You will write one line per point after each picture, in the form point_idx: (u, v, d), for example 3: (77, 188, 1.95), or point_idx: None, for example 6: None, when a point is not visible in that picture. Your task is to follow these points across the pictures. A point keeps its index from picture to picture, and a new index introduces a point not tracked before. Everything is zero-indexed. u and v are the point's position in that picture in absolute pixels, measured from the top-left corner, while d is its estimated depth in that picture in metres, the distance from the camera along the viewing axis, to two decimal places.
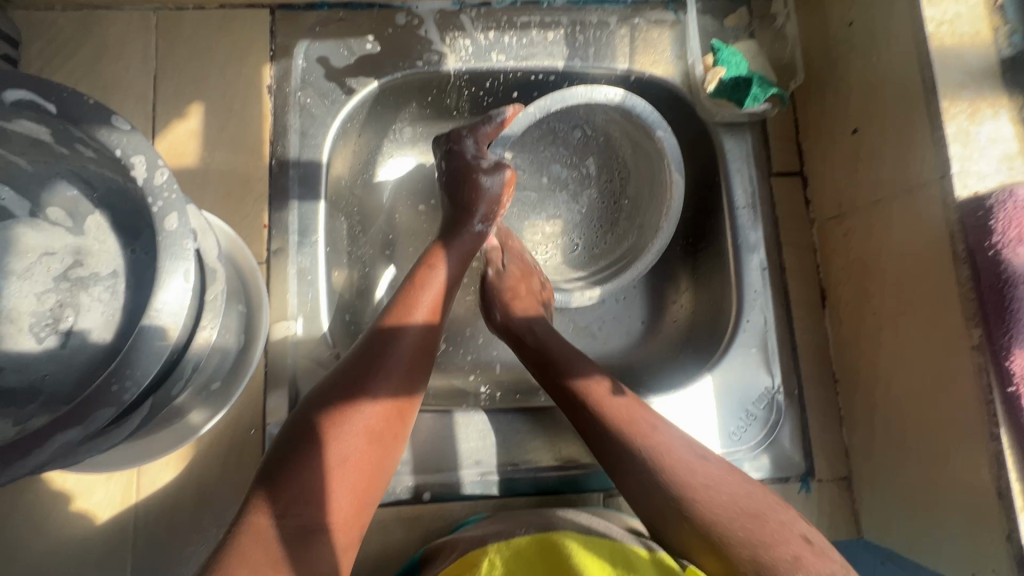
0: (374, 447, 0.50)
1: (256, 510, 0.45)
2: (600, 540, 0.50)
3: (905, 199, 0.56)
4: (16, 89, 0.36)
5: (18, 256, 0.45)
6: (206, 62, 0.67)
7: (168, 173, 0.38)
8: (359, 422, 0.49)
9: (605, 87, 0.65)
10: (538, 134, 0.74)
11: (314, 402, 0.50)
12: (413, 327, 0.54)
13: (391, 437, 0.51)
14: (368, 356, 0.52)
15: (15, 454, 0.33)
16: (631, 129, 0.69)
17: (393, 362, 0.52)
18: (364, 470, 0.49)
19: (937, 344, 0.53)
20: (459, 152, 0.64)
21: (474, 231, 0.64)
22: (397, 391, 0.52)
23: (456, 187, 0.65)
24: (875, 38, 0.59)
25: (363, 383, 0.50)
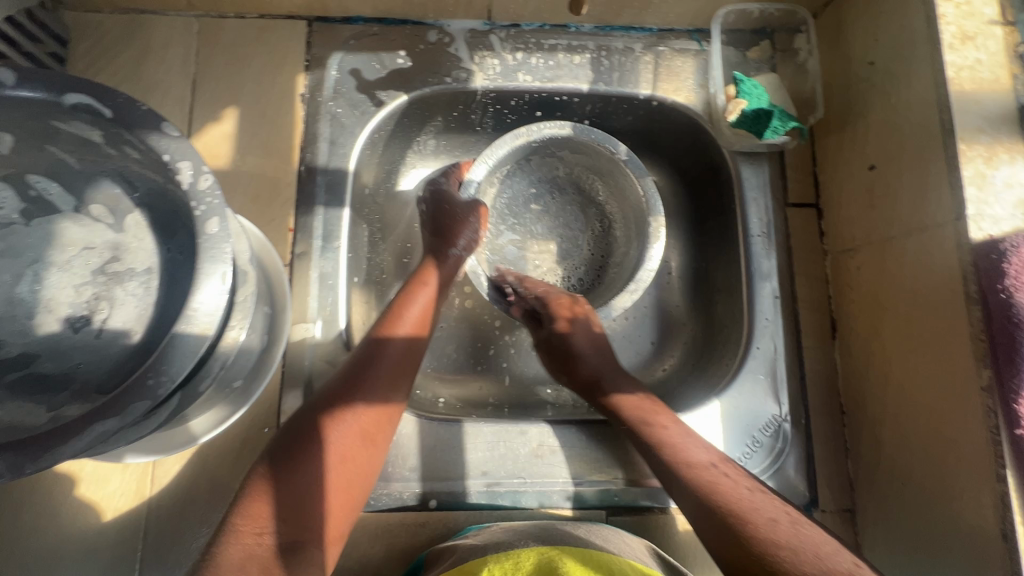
0: (358, 455, 0.52)
1: (236, 528, 0.45)
2: (595, 557, 0.49)
3: (919, 238, 0.57)
4: (75, 93, 0.38)
5: (59, 249, 0.47)
6: (244, 68, 0.70)
7: (212, 179, 0.39)
8: (341, 440, 0.51)
9: (545, 124, 0.69)
10: (519, 188, 0.78)
11: (296, 425, 0.51)
12: (390, 352, 0.56)
13: (375, 444, 0.53)
14: (355, 368, 0.55)
15: (54, 441, 0.34)
16: (600, 164, 0.74)
17: (378, 374, 0.54)
18: (348, 474, 0.51)
19: (945, 382, 0.54)
20: (436, 190, 0.69)
21: (452, 255, 0.66)
22: (377, 410, 0.54)
23: (434, 219, 0.68)
24: (896, 79, 0.60)
25: (350, 393, 0.53)
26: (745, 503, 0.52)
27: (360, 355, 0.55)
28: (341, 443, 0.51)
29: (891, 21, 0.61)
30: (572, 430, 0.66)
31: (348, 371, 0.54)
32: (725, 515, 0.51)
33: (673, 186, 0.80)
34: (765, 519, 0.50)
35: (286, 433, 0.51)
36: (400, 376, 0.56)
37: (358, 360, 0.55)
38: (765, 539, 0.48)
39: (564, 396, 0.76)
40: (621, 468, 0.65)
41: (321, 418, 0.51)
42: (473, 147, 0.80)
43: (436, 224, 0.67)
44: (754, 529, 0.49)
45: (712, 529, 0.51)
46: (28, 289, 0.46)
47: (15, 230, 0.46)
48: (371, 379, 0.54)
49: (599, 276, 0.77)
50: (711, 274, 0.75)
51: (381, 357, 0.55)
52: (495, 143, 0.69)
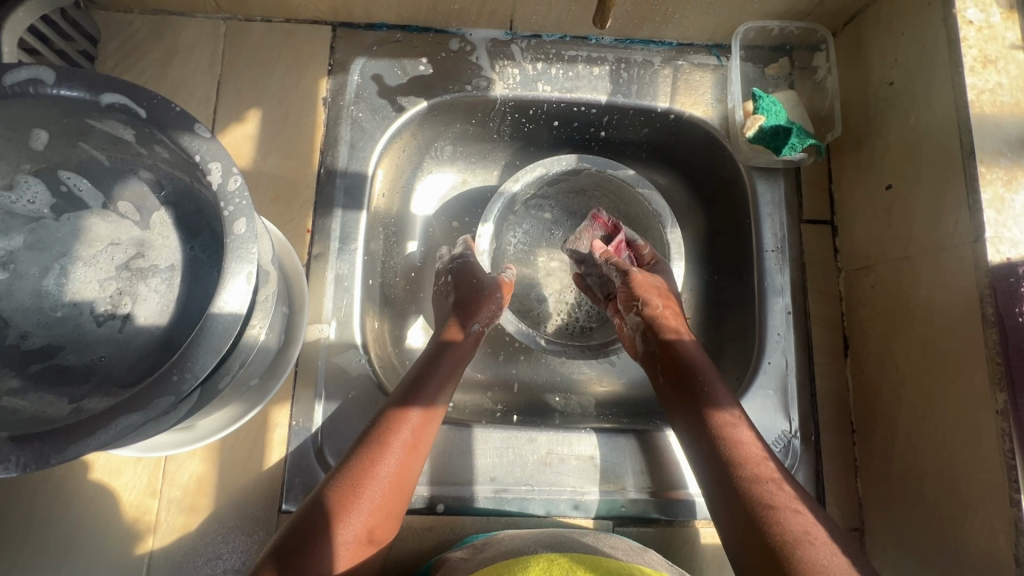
0: (381, 519, 0.51)
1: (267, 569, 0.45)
2: (604, 565, 0.49)
3: (935, 259, 0.57)
4: (112, 93, 0.39)
5: (87, 244, 0.48)
6: (268, 71, 0.71)
7: (241, 180, 0.40)
8: (381, 474, 0.52)
9: (554, 159, 0.73)
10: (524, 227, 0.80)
11: (343, 467, 0.53)
12: (434, 384, 0.59)
13: (396, 510, 0.53)
14: (379, 434, 0.54)
15: (81, 433, 0.34)
16: (590, 181, 0.77)
17: (401, 439, 0.54)
18: (365, 538, 0.50)
19: (961, 405, 0.54)
20: (465, 262, 0.69)
21: (474, 330, 0.65)
22: (418, 444, 0.55)
23: (458, 290, 0.67)
24: (915, 99, 0.60)
25: (372, 462, 0.52)
26: (793, 507, 0.49)
27: (411, 379, 0.59)
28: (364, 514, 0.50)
29: (912, 41, 0.61)
30: (581, 440, 0.66)
31: (372, 438, 0.54)
32: (768, 510, 0.49)
33: (688, 199, 0.81)
34: (810, 531, 0.48)
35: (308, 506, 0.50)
36: (447, 387, 0.60)
37: (381, 425, 0.55)
38: (800, 546, 0.46)
39: (572, 405, 0.76)
40: (629, 479, 0.65)
41: (344, 489, 0.51)
42: (490, 154, 0.81)
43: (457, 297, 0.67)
44: (798, 535, 0.47)
45: (746, 517, 0.50)
46: (55, 282, 0.47)
47: (45, 224, 0.47)
48: (394, 446, 0.54)
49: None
50: (723, 287, 0.75)
51: (404, 423, 0.55)
52: (513, 177, 0.71)
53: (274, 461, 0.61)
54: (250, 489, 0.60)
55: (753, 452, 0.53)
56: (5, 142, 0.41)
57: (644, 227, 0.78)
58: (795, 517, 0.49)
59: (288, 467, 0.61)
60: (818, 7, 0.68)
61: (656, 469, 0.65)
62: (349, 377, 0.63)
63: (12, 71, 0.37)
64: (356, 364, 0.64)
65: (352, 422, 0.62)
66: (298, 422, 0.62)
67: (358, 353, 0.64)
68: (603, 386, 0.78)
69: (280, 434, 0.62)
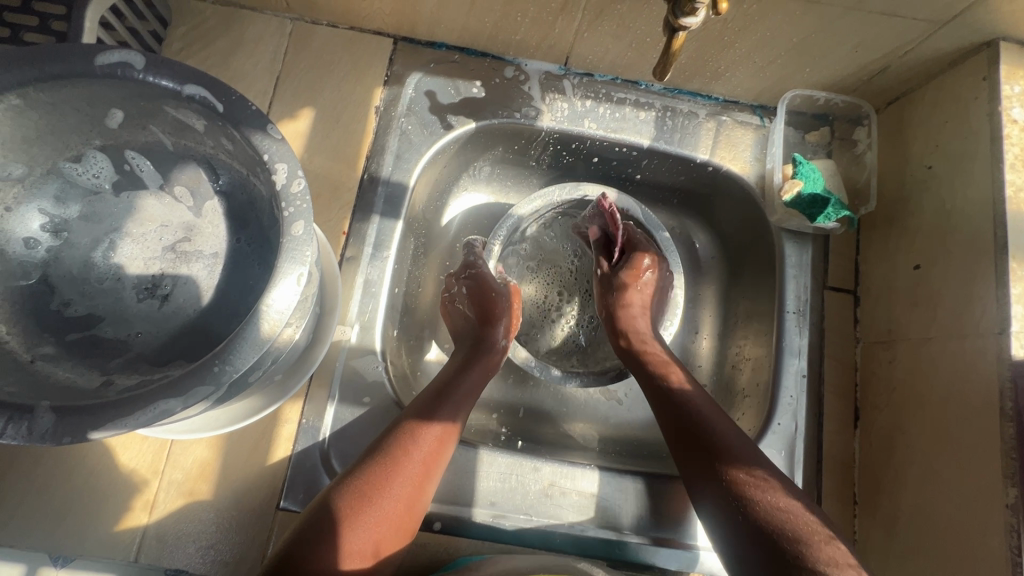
0: (384, 534, 0.52)
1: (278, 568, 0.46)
2: None
3: (959, 344, 0.58)
4: (194, 85, 0.40)
5: (138, 222, 0.49)
6: (327, 74, 0.73)
7: (304, 184, 0.41)
8: (398, 491, 0.53)
9: (558, 188, 0.73)
10: (534, 250, 0.82)
11: (355, 472, 0.54)
12: (452, 398, 0.60)
13: (401, 527, 0.53)
14: (395, 450, 0.55)
15: (120, 411, 0.35)
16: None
17: (417, 461, 0.55)
18: (369, 554, 0.51)
19: (970, 494, 0.55)
20: (477, 272, 0.71)
21: (499, 345, 0.68)
22: (430, 462, 0.56)
23: (472, 298, 0.70)
24: (952, 186, 0.62)
25: (384, 481, 0.53)
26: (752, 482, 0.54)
27: (427, 397, 0.60)
28: (366, 530, 0.51)
29: (955, 130, 0.63)
30: (586, 476, 0.66)
31: (377, 456, 0.55)
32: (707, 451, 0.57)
33: (715, 249, 0.82)
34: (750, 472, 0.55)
35: (311, 520, 0.50)
36: (463, 405, 0.61)
37: (395, 439, 0.56)
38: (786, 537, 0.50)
39: (575, 437, 0.76)
40: (628, 520, 0.65)
41: (352, 502, 0.51)
42: (526, 180, 0.83)
43: (479, 311, 0.70)
44: (735, 467, 0.56)
45: (690, 461, 0.58)
46: (103, 255, 0.48)
47: (102, 198, 0.48)
48: (408, 466, 0.54)
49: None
50: (740, 341, 0.76)
51: (421, 440, 0.56)
52: (517, 203, 0.73)
53: (280, 456, 0.61)
54: (250, 481, 0.60)
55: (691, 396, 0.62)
56: (81, 116, 0.43)
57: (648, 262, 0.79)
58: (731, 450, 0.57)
59: (291, 465, 0.61)
60: (865, 84, 0.70)
61: (656, 514, 0.65)
62: (366, 383, 0.64)
63: (104, 53, 0.39)
64: (374, 371, 0.64)
65: (361, 426, 0.63)
66: (308, 420, 0.62)
67: (376, 361, 0.65)
68: (609, 422, 0.78)
69: (288, 430, 0.62)
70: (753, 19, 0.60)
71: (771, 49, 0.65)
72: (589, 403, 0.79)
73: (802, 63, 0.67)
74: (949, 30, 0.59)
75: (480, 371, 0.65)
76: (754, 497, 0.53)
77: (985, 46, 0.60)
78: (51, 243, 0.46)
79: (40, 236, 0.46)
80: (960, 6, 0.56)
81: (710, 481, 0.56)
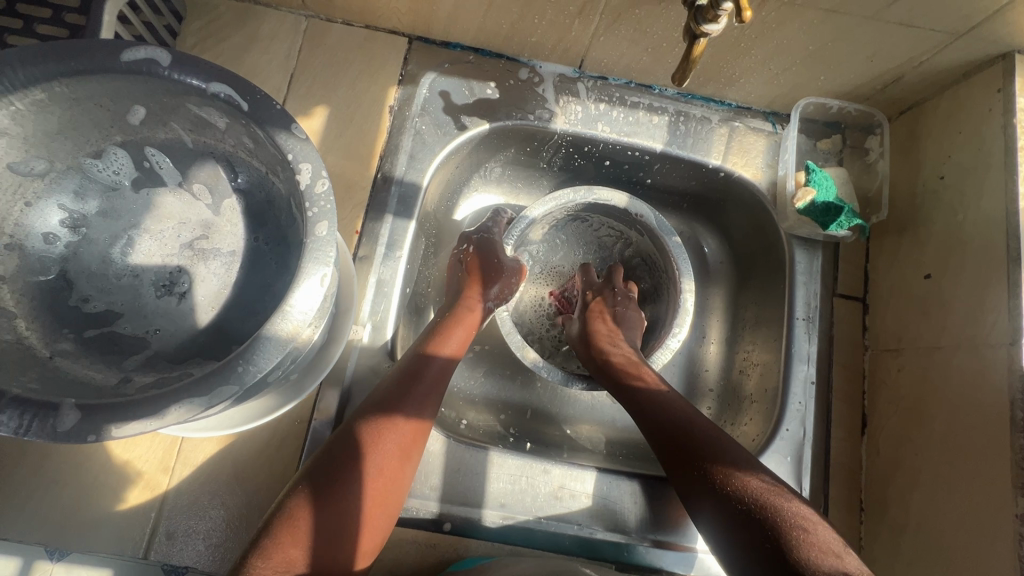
0: (387, 476, 0.52)
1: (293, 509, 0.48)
2: None
3: (970, 353, 0.59)
4: (219, 83, 0.40)
5: (156, 218, 0.49)
6: (341, 72, 0.73)
7: (328, 184, 0.41)
8: (398, 440, 0.53)
9: (570, 192, 0.73)
10: (546, 252, 0.83)
11: (362, 416, 0.54)
12: (430, 370, 0.58)
13: (405, 473, 0.54)
14: (386, 400, 0.55)
15: (145, 409, 0.35)
16: (627, 226, 0.79)
17: (405, 411, 0.54)
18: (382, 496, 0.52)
19: (978, 503, 0.55)
20: (491, 238, 0.73)
21: (486, 305, 0.68)
22: (420, 418, 0.55)
23: (477, 259, 0.71)
24: (964, 197, 0.63)
25: (381, 429, 0.53)
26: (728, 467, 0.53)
27: (402, 377, 0.57)
28: (374, 473, 0.51)
29: (968, 141, 0.63)
30: (594, 478, 0.66)
31: (380, 404, 0.55)
32: (682, 447, 0.56)
33: (724, 255, 0.82)
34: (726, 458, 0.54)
35: (315, 465, 0.51)
36: (436, 389, 0.58)
37: (393, 389, 0.56)
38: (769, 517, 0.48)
39: (582, 440, 0.77)
40: (636, 524, 0.65)
41: (359, 444, 0.52)
42: (537, 182, 0.84)
43: (474, 273, 0.70)
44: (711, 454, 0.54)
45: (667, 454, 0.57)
46: (121, 252, 0.48)
47: (121, 195, 0.48)
48: (400, 413, 0.54)
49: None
50: (748, 347, 0.76)
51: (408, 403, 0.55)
52: (529, 206, 0.73)
53: (290, 455, 0.61)
54: (261, 479, 0.60)
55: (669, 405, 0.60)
56: (104, 113, 0.42)
57: (657, 267, 0.79)
58: (711, 446, 0.55)
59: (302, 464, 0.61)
60: (879, 93, 0.70)
61: (664, 518, 0.65)
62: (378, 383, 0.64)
63: (131, 49, 0.39)
64: (386, 371, 0.64)
65: None
66: (318, 419, 0.62)
67: (388, 361, 0.65)
68: (615, 424, 0.78)
69: (299, 428, 0.62)
70: (771, 27, 0.60)
71: (787, 57, 0.65)
72: (596, 405, 0.79)
73: (817, 71, 0.67)
74: (965, 41, 0.59)
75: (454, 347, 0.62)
76: (741, 490, 0.51)
77: (1000, 58, 0.61)
78: (70, 239, 0.46)
79: (59, 232, 0.46)
80: (978, 18, 0.56)
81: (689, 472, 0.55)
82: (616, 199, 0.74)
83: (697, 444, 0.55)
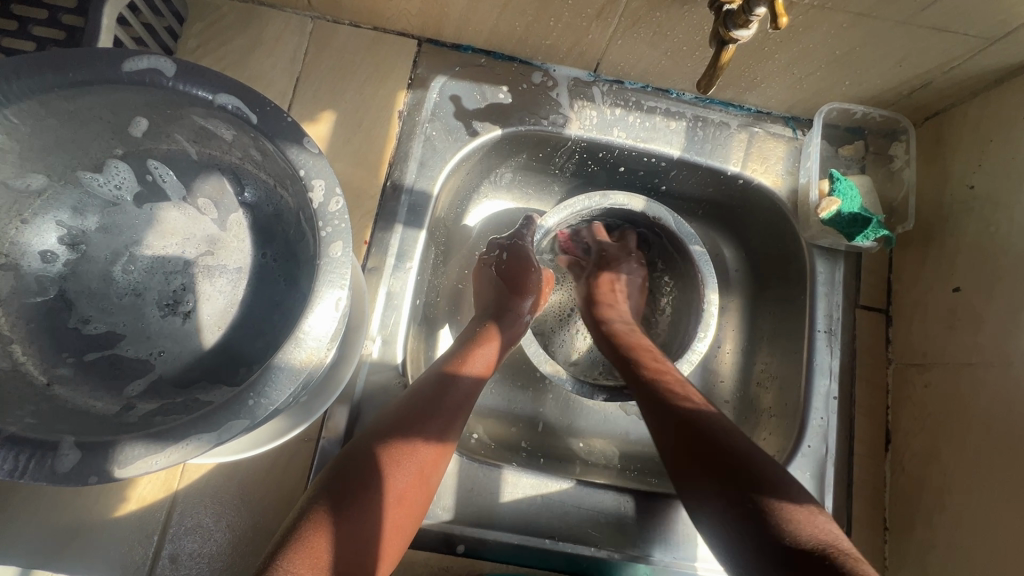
0: (411, 494, 0.51)
1: (321, 507, 0.46)
2: None
3: (1001, 371, 0.58)
4: (227, 94, 0.38)
5: (158, 234, 0.47)
6: (349, 76, 0.70)
7: (343, 203, 0.38)
8: (427, 451, 0.52)
9: (583, 195, 0.71)
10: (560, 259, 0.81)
11: (393, 422, 0.53)
12: (463, 383, 0.58)
13: (428, 486, 0.53)
14: (413, 414, 0.54)
15: (149, 447, 0.33)
16: (646, 226, 0.77)
17: (433, 426, 0.53)
18: (407, 507, 0.50)
19: (1011, 527, 0.54)
20: (521, 244, 0.70)
21: (522, 318, 0.67)
22: (448, 434, 0.54)
23: (505, 267, 0.69)
24: (997, 209, 0.61)
25: (413, 436, 0.52)
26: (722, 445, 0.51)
27: (428, 394, 0.56)
28: (402, 482, 0.50)
29: (1000, 150, 0.62)
30: (612, 497, 0.64)
31: (412, 410, 0.54)
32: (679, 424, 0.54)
33: (741, 264, 0.80)
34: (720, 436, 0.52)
35: (337, 474, 0.49)
36: (461, 412, 0.56)
37: (426, 397, 0.55)
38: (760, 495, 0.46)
39: (596, 454, 0.75)
40: (653, 544, 0.63)
41: (388, 452, 0.51)
42: (548, 188, 0.81)
43: (509, 282, 0.68)
44: (707, 433, 0.53)
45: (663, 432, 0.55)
46: (123, 269, 0.46)
47: (122, 210, 0.46)
48: (427, 428, 0.53)
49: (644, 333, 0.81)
50: (766, 359, 0.74)
51: (439, 415, 0.54)
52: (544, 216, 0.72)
53: (298, 475, 0.59)
54: (268, 501, 0.58)
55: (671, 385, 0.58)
56: (103, 124, 0.40)
57: (678, 268, 0.77)
58: (709, 427, 0.53)
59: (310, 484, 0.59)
60: (904, 99, 0.68)
61: (684, 539, 0.64)
62: (388, 400, 0.62)
63: (133, 59, 0.36)
64: (396, 387, 0.62)
65: None
66: (326, 437, 0.60)
67: (397, 376, 0.63)
68: (628, 437, 0.76)
69: (307, 447, 0.60)
70: (798, 31, 0.58)
71: (811, 62, 0.63)
72: (609, 418, 0.77)
73: (842, 76, 0.65)
74: (1000, 47, 0.57)
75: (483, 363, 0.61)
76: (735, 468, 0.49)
77: None
78: (69, 257, 0.44)
79: (57, 250, 0.44)
80: (1015, 23, 0.54)
81: (683, 448, 0.53)
82: (634, 202, 0.72)
83: (695, 422, 0.54)
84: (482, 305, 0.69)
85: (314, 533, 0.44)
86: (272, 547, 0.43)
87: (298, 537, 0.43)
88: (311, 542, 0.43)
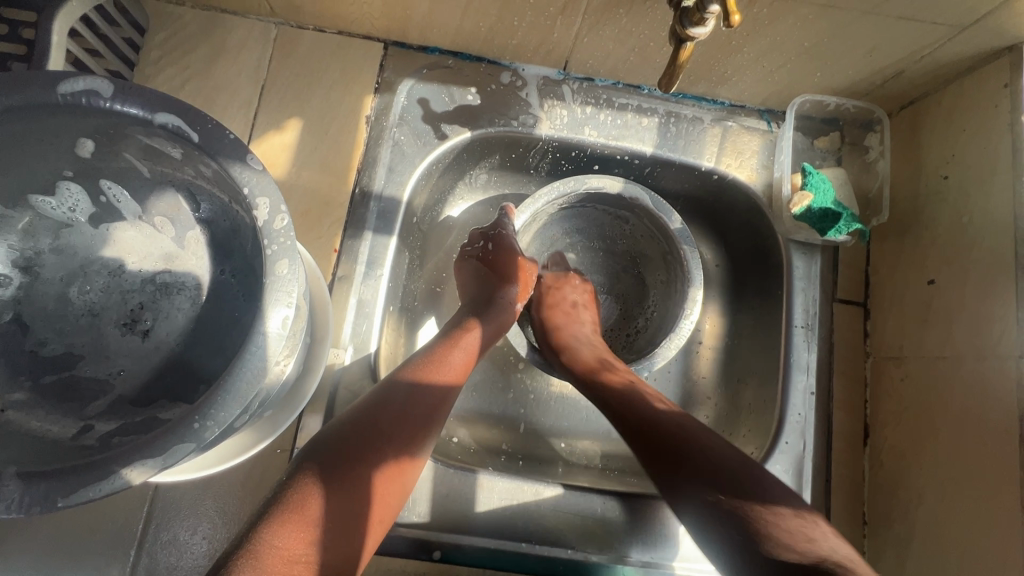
0: (393, 479, 0.50)
1: (304, 487, 0.45)
2: None
3: (975, 364, 0.57)
4: (166, 113, 0.37)
5: (115, 254, 0.47)
6: (314, 82, 0.69)
7: (288, 219, 0.38)
8: (411, 437, 0.52)
9: (557, 184, 0.70)
10: (546, 254, 0.81)
11: (377, 404, 0.52)
12: (440, 378, 0.56)
13: (410, 472, 0.52)
14: (394, 401, 0.52)
15: (91, 476, 0.33)
16: (627, 210, 0.75)
17: (420, 413, 0.53)
18: (391, 491, 0.50)
19: (984, 520, 0.54)
20: (504, 233, 0.70)
21: (502, 309, 0.66)
22: (430, 422, 0.54)
23: (490, 256, 0.69)
24: (970, 199, 0.60)
25: (398, 419, 0.51)
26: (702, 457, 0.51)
27: (409, 386, 0.54)
28: (386, 467, 0.49)
29: (974, 139, 0.61)
30: (587, 499, 0.64)
31: (396, 396, 0.53)
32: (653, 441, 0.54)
33: (720, 260, 0.79)
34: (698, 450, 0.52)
35: (320, 449, 0.48)
36: (443, 404, 0.55)
37: (409, 385, 0.54)
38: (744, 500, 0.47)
39: (577, 454, 0.75)
40: (630, 545, 0.63)
41: (372, 435, 0.50)
42: (523, 187, 0.80)
43: (494, 270, 0.69)
44: (685, 448, 0.52)
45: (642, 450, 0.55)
46: (80, 291, 0.46)
47: (77, 230, 0.46)
48: (414, 417, 0.52)
49: (631, 322, 0.79)
50: (744, 355, 0.74)
51: (421, 400, 0.54)
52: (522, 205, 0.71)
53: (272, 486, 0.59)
54: (243, 513, 0.58)
55: (628, 376, 0.62)
56: (47, 148, 0.40)
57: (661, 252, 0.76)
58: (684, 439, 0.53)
59: None
60: (877, 89, 0.67)
61: (662, 538, 0.64)
62: None
63: (69, 81, 0.36)
64: None
65: None
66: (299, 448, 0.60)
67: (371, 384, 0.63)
68: (610, 436, 0.76)
69: (281, 458, 0.60)
70: (763, 24, 0.57)
71: (780, 55, 0.62)
72: (589, 419, 0.77)
73: (813, 68, 0.64)
74: (968, 35, 0.56)
75: (461, 355, 0.59)
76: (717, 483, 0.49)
77: (1006, 51, 0.57)
78: (22, 281, 0.44)
79: (9, 275, 0.43)
80: (982, 11, 0.52)
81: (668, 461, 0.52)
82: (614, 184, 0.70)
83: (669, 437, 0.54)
84: (463, 297, 0.69)
85: (298, 508, 0.43)
86: (253, 520, 0.42)
87: (280, 511, 0.43)
88: (294, 518, 0.42)
